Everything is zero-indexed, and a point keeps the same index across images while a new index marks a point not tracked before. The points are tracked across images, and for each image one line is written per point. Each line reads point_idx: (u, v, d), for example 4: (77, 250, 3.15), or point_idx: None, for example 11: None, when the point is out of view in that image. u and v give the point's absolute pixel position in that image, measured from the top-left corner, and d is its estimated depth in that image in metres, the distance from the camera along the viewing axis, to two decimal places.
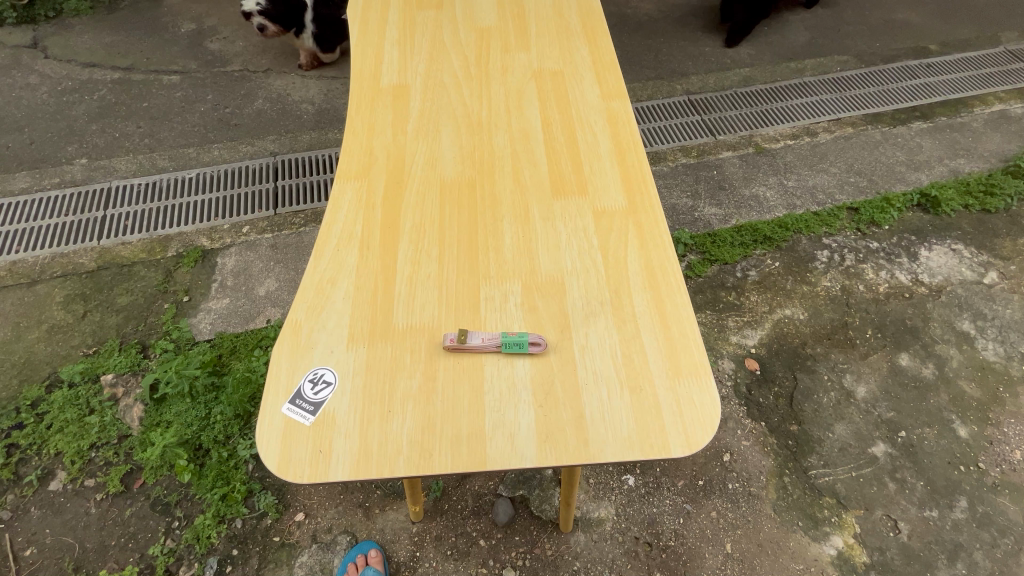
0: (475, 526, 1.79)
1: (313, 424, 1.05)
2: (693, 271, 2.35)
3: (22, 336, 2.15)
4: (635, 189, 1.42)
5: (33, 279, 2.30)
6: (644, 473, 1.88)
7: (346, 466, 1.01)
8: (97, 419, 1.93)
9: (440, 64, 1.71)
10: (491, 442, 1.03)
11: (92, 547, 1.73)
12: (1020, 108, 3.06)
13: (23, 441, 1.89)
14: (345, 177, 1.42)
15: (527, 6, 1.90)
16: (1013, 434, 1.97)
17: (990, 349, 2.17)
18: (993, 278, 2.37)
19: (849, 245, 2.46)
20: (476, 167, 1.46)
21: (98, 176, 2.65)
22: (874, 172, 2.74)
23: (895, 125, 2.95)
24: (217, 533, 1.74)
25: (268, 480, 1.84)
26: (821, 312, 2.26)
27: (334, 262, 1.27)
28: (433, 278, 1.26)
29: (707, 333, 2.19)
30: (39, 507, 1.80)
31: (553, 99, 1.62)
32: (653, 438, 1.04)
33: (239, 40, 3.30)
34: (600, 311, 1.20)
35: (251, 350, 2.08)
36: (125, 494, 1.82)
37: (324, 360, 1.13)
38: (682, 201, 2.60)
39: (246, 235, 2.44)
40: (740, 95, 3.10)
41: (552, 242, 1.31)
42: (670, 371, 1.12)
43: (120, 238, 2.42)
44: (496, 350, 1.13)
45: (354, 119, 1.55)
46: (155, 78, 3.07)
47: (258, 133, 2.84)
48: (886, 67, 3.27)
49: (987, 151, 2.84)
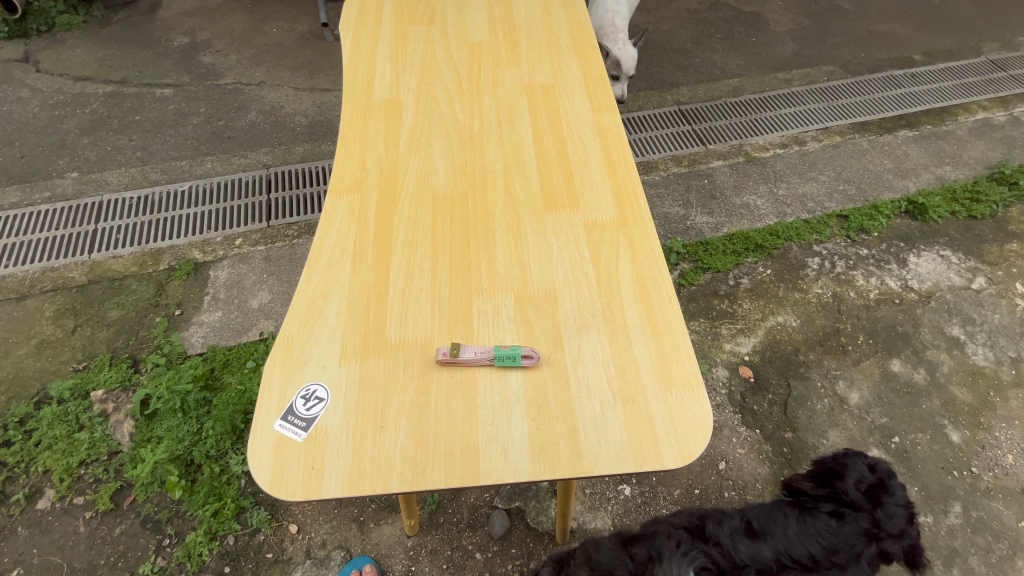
0: (471, 539, 1.78)
1: (306, 439, 1.04)
2: (685, 280, 2.36)
3: (11, 351, 2.12)
4: (626, 201, 1.43)
5: (23, 294, 2.28)
6: (640, 483, 1.88)
7: (338, 482, 1.00)
8: (87, 435, 1.91)
9: (432, 79, 1.72)
10: (485, 456, 1.03)
11: (80, 567, 1.70)
12: (1003, 116, 3.12)
13: (10, 460, 1.86)
14: (338, 192, 1.42)
15: (518, 20, 1.92)
16: (1004, 438, 1.98)
17: (980, 354, 2.19)
18: (981, 283, 2.40)
19: (839, 252, 2.49)
20: (469, 180, 1.47)
21: (90, 189, 2.63)
22: (863, 180, 2.77)
23: (882, 134, 3.00)
24: (209, 550, 1.72)
25: (261, 496, 1.83)
26: (814, 319, 2.27)
27: (327, 277, 1.27)
28: (427, 293, 1.25)
29: (700, 341, 2.20)
30: (27, 527, 1.76)
31: (545, 114, 1.63)
32: (646, 450, 1.03)
33: (232, 53, 3.31)
34: (592, 323, 1.20)
35: (243, 364, 2.08)
36: (115, 512, 1.79)
37: (317, 375, 1.12)
38: (674, 210, 2.62)
39: (239, 247, 2.44)
40: (730, 105, 3.13)
41: (545, 255, 1.32)
42: (662, 383, 1.12)
43: (112, 252, 2.41)
44: (488, 363, 1.13)
45: (347, 135, 1.55)
46: (147, 92, 3.06)
47: (252, 145, 2.84)
48: (872, 77, 3.33)
49: (972, 158, 2.89)
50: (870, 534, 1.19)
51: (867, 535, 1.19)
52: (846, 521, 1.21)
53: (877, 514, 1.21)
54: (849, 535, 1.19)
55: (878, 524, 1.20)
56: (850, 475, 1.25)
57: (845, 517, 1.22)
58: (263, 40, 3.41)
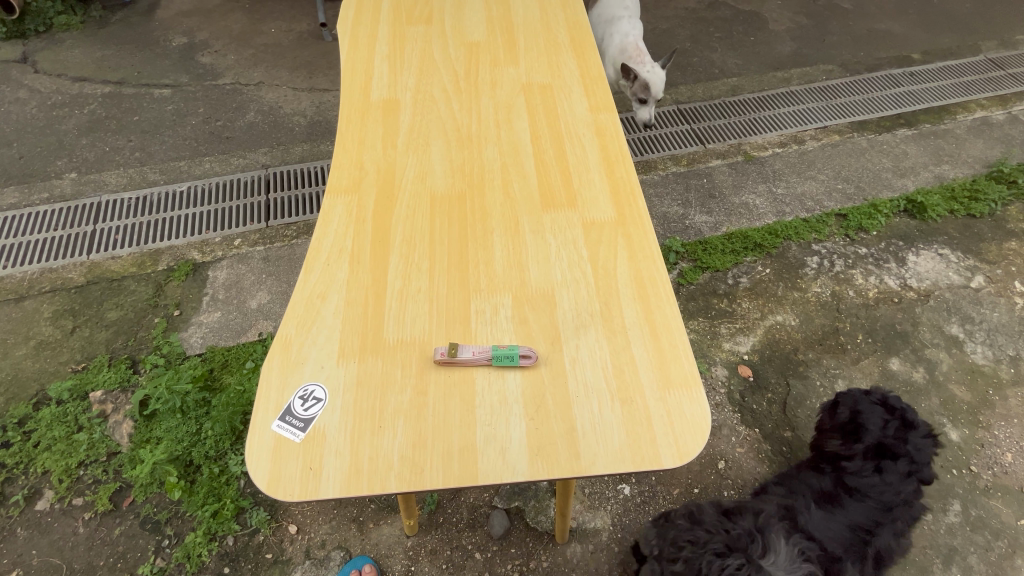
0: (470, 539, 1.78)
1: (303, 440, 1.04)
2: (684, 279, 2.36)
3: (9, 353, 2.12)
4: (624, 200, 1.43)
5: (22, 295, 2.28)
6: (639, 482, 1.89)
7: (336, 483, 1.00)
8: (86, 436, 1.91)
9: (430, 78, 1.72)
10: (483, 456, 1.03)
11: (80, 567, 1.70)
12: (1002, 114, 3.12)
13: (9, 461, 1.86)
14: (336, 192, 1.42)
15: (516, 20, 1.92)
16: (1003, 437, 1.99)
17: (979, 352, 2.19)
18: (979, 282, 2.40)
19: (837, 251, 2.49)
20: (467, 180, 1.47)
21: (88, 190, 2.63)
22: (862, 179, 2.77)
23: (881, 132, 3.00)
24: (208, 551, 1.72)
25: (259, 497, 1.83)
26: (813, 318, 2.27)
27: (325, 277, 1.27)
28: (425, 293, 1.25)
29: (699, 341, 2.20)
30: (26, 528, 1.76)
31: (543, 114, 1.63)
32: (644, 450, 1.03)
33: (230, 54, 3.31)
34: (590, 322, 1.20)
35: (242, 365, 2.08)
36: (114, 513, 1.79)
37: (315, 375, 1.12)
38: (673, 209, 2.61)
39: (238, 248, 2.44)
40: (729, 104, 3.13)
41: (543, 255, 1.32)
42: (661, 382, 1.12)
43: (110, 253, 2.41)
44: (486, 363, 1.13)
45: (344, 135, 1.54)
46: (146, 92, 3.06)
47: (251, 146, 2.84)
48: (871, 76, 3.33)
49: (970, 157, 2.89)
50: (909, 471, 1.50)
51: (907, 473, 1.50)
52: (887, 470, 1.49)
53: (910, 451, 1.52)
54: (895, 482, 1.48)
55: (913, 461, 1.51)
56: (874, 425, 1.56)
57: (885, 466, 1.50)
58: (261, 40, 3.41)
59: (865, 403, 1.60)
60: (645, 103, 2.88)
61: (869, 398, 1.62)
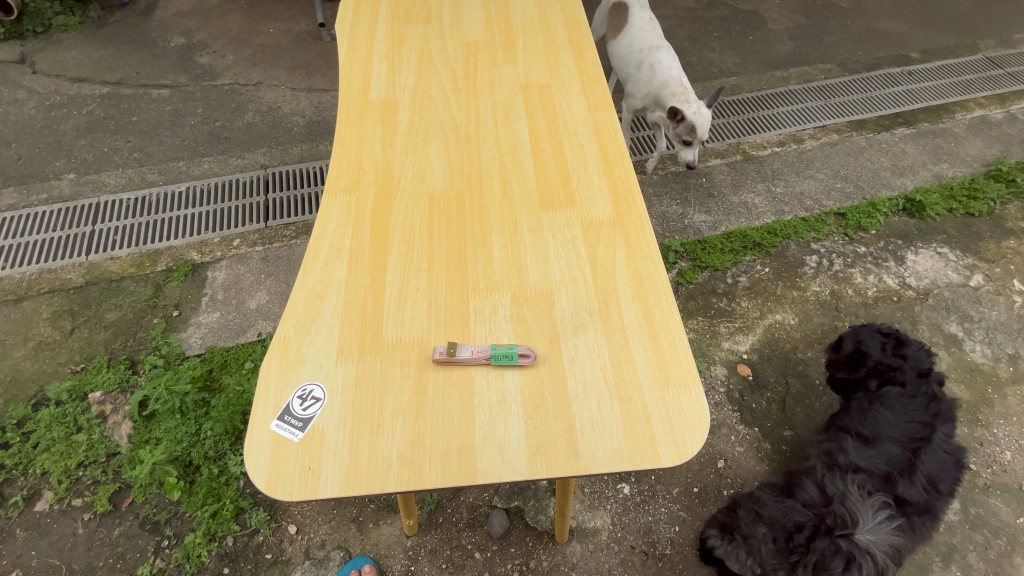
0: (470, 539, 1.78)
1: (302, 440, 1.04)
2: (684, 279, 2.36)
3: (9, 353, 2.12)
4: (623, 200, 1.43)
5: (20, 296, 2.28)
6: (639, 481, 1.89)
7: (335, 482, 1.00)
8: (85, 437, 1.91)
9: (428, 78, 1.72)
10: (482, 455, 1.03)
11: (80, 568, 1.70)
12: (1000, 113, 3.12)
13: (8, 462, 1.86)
14: (335, 192, 1.42)
15: (514, 19, 1.92)
16: (1002, 435, 1.99)
17: (978, 351, 2.19)
18: (978, 280, 2.40)
19: (837, 250, 2.49)
20: (465, 179, 1.47)
21: (87, 191, 2.63)
22: (860, 178, 2.77)
23: (879, 131, 3.00)
24: (208, 551, 1.72)
25: (259, 497, 1.82)
26: (811, 317, 2.27)
27: (323, 277, 1.27)
28: (423, 293, 1.25)
29: (698, 340, 2.20)
30: (25, 529, 1.76)
31: (541, 113, 1.63)
32: (643, 449, 1.03)
33: (229, 54, 3.31)
34: (588, 322, 1.20)
35: (241, 365, 2.08)
36: (113, 514, 1.79)
37: (313, 375, 1.12)
38: (671, 209, 2.62)
39: (237, 248, 2.44)
40: (728, 103, 3.14)
41: (541, 254, 1.32)
42: (659, 381, 1.12)
43: (109, 254, 2.40)
44: (485, 363, 1.13)
45: (343, 135, 1.54)
46: (144, 93, 3.06)
47: (249, 146, 2.84)
48: (869, 75, 3.33)
49: (969, 156, 2.89)
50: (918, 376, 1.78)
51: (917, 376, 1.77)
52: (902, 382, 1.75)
53: (910, 361, 1.79)
54: (912, 390, 1.74)
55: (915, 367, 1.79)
56: (874, 350, 1.84)
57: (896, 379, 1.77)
58: (260, 40, 3.41)
59: (863, 332, 1.89)
60: (689, 145, 2.58)
61: (868, 328, 1.91)
